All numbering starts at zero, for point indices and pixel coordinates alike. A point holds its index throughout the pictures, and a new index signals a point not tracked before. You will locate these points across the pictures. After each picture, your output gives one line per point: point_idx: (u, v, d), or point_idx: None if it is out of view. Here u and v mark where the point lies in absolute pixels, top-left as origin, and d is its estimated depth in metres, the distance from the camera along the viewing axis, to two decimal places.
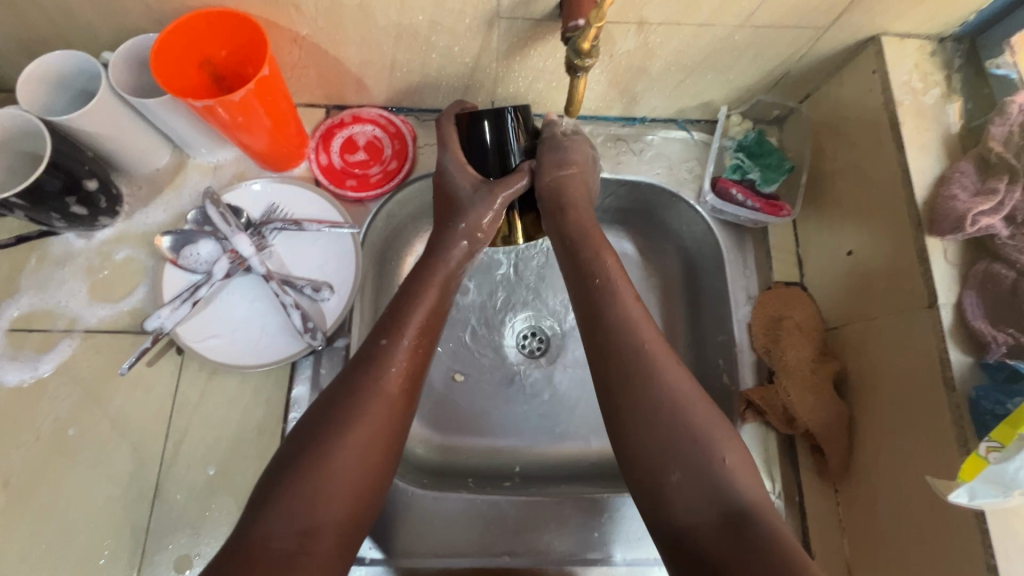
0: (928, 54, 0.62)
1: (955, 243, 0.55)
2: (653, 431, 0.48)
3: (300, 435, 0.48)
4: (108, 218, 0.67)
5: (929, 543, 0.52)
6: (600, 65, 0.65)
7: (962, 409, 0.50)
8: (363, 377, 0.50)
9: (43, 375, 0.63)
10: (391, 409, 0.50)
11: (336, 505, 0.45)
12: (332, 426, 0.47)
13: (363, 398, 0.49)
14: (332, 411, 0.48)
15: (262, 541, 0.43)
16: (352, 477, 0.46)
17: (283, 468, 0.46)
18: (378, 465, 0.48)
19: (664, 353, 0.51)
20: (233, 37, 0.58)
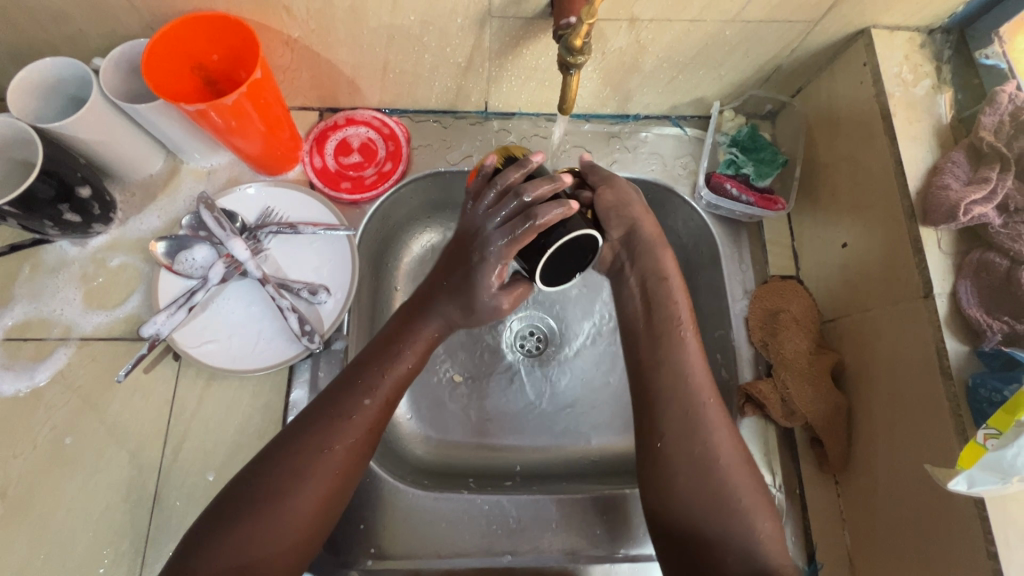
0: (918, 45, 0.63)
1: (948, 233, 0.55)
2: (699, 484, 0.51)
3: (252, 477, 0.49)
4: (102, 224, 0.67)
5: (927, 543, 0.52)
6: (592, 63, 0.65)
7: (959, 398, 0.51)
8: (324, 426, 0.50)
9: (40, 384, 0.62)
10: (344, 467, 0.50)
11: (269, 558, 0.47)
12: (283, 479, 0.48)
13: (316, 456, 0.49)
14: (288, 458, 0.49)
15: None
16: (294, 532, 0.48)
17: (232, 509, 0.47)
18: (320, 518, 0.49)
19: (722, 415, 0.53)
20: (224, 41, 0.58)
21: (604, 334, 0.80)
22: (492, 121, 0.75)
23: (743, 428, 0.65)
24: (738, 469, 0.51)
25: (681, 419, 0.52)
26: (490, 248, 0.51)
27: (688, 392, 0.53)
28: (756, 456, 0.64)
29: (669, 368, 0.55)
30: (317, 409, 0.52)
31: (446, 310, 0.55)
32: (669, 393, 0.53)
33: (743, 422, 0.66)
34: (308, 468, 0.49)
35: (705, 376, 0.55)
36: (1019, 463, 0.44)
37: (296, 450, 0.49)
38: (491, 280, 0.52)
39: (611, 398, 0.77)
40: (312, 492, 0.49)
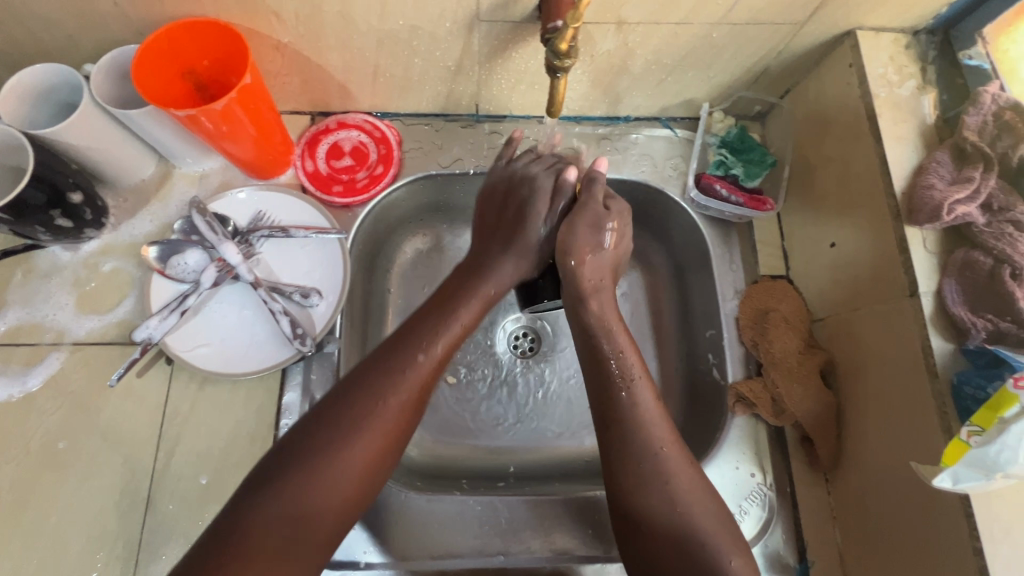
0: (903, 46, 0.63)
1: (933, 232, 0.56)
2: (662, 533, 0.49)
3: (306, 428, 0.48)
4: (94, 230, 0.67)
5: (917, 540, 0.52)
6: (581, 66, 0.66)
7: (944, 396, 0.51)
8: (381, 379, 0.51)
9: (33, 389, 0.62)
10: (399, 423, 0.50)
11: (325, 510, 0.46)
12: (338, 432, 0.48)
13: (371, 411, 0.49)
14: (341, 412, 0.49)
15: (258, 530, 0.43)
16: (348, 487, 0.47)
17: (286, 458, 0.46)
18: (375, 471, 0.49)
19: (682, 460, 0.52)
20: (214, 46, 0.58)
21: None
22: (483, 124, 0.76)
23: (734, 428, 0.66)
24: (703, 510, 0.50)
25: (637, 469, 0.51)
26: (535, 188, 0.62)
27: (641, 437, 0.52)
28: (747, 455, 0.65)
29: (624, 412, 0.54)
30: (371, 364, 0.52)
31: (506, 260, 0.61)
32: (626, 440, 0.52)
33: (734, 421, 0.66)
34: (363, 422, 0.48)
35: (660, 418, 0.54)
36: (1002, 459, 0.45)
37: (349, 405, 0.49)
38: (541, 208, 0.61)
39: None
40: (368, 446, 0.48)
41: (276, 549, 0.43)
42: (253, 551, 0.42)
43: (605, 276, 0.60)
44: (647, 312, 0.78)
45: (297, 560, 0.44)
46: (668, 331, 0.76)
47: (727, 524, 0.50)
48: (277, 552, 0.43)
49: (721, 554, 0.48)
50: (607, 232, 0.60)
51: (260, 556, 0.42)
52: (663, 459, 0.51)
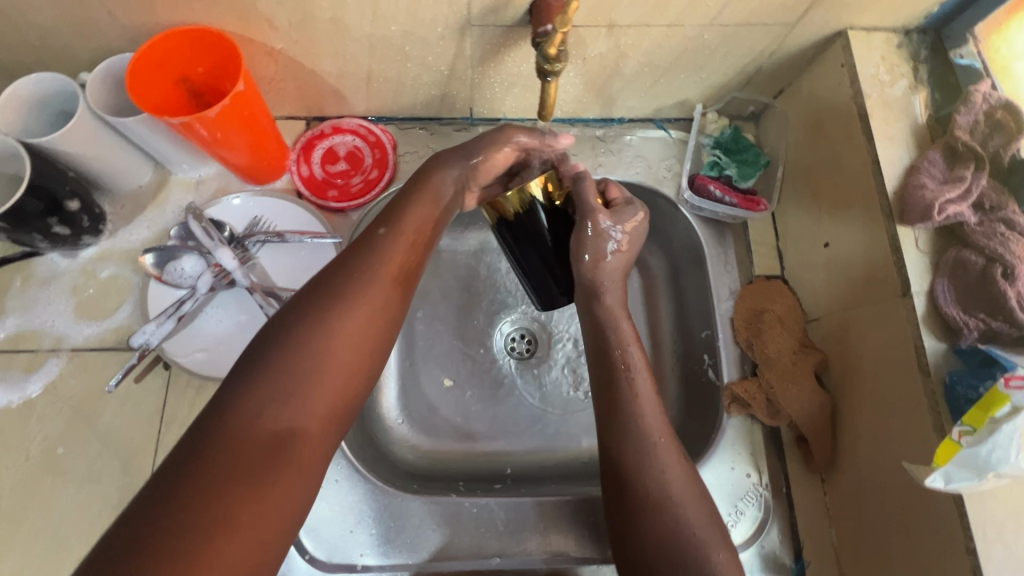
0: (894, 46, 0.63)
1: (926, 231, 0.56)
2: (646, 519, 0.50)
3: (279, 325, 0.45)
4: (92, 237, 0.67)
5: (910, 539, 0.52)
6: (573, 69, 0.66)
7: (937, 395, 0.51)
8: (354, 272, 0.48)
9: (32, 396, 0.63)
10: (384, 314, 0.47)
11: (318, 409, 0.42)
12: (316, 324, 0.44)
13: (349, 300, 0.46)
14: (317, 306, 0.45)
15: (251, 423, 0.40)
16: (337, 378, 0.44)
17: (263, 352, 0.43)
18: (363, 364, 0.46)
19: (675, 452, 0.53)
20: (208, 54, 0.59)
21: None
22: (477, 127, 0.76)
23: (729, 428, 0.66)
24: (692, 502, 0.50)
25: (631, 460, 0.52)
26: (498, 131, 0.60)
27: (638, 429, 0.53)
28: (742, 455, 0.65)
29: (625, 405, 0.54)
30: (343, 259, 0.49)
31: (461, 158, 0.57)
32: (625, 424, 0.53)
33: (729, 422, 0.66)
34: (342, 313, 0.45)
35: (658, 411, 0.55)
36: (993, 458, 0.45)
37: (325, 298, 0.46)
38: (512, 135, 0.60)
39: None
40: (354, 333, 0.45)
41: (268, 442, 0.40)
42: (243, 447, 0.39)
43: (616, 278, 0.59)
44: (643, 313, 0.78)
45: (295, 457, 0.40)
46: (664, 332, 0.76)
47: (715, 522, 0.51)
48: (270, 447, 0.40)
49: (708, 548, 0.48)
50: (618, 238, 0.58)
51: (250, 451, 0.39)
52: (655, 452, 0.52)
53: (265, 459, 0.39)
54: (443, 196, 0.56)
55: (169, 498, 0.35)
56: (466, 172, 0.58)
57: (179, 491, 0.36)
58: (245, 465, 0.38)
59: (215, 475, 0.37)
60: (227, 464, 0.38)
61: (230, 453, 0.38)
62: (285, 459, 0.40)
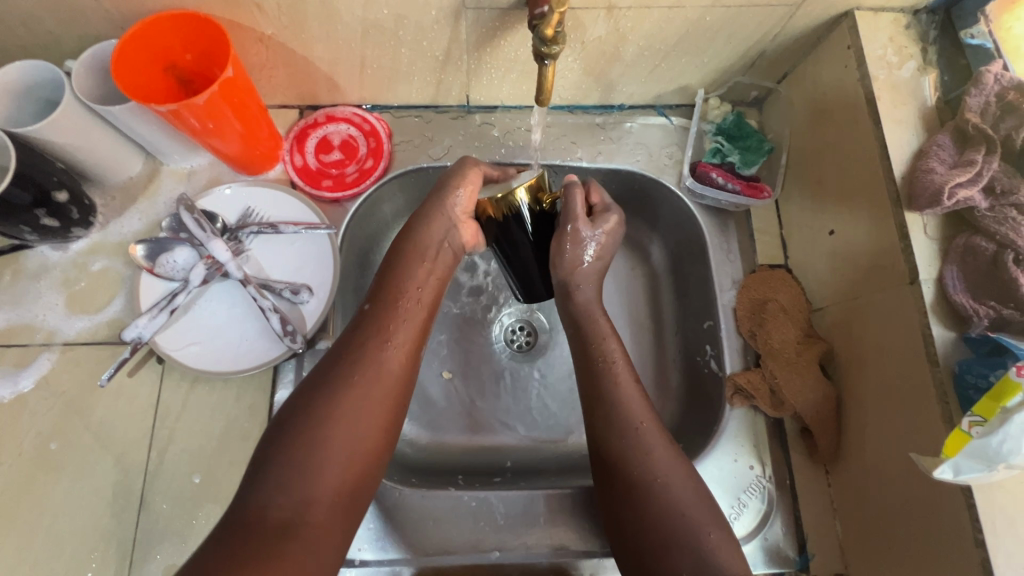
0: (902, 27, 0.61)
1: (934, 218, 0.55)
2: (637, 492, 0.50)
3: (292, 409, 0.49)
4: (82, 229, 0.66)
5: (918, 537, 0.51)
6: (571, 54, 0.64)
7: (946, 385, 0.50)
8: (355, 354, 0.51)
9: (24, 390, 0.62)
10: (387, 393, 0.51)
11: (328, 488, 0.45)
12: (322, 406, 0.48)
13: (355, 380, 0.50)
14: (323, 389, 0.49)
15: (263, 510, 0.43)
16: (345, 459, 0.47)
17: (275, 438, 0.47)
18: (374, 442, 0.49)
19: (658, 433, 0.53)
20: (196, 40, 0.57)
21: None
22: (473, 115, 0.75)
23: (732, 421, 0.65)
24: (679, 477, 0.51)
25: (615, 445, 0.53)
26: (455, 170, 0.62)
27: (620, 414, 0.54)
28: (746, 447, 0.64)
29: (609, 394, 0.55)
30: (346, 339, 0.53)
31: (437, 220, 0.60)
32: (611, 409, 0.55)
33: (732, 414, 0.65)
34: (345, 395, 0.49)
35: (638, 396, 0.56)
36: (1004, 450, 0.43)
37: (331, 380, 0.50)
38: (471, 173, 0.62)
39: None
40: (359, 414, 0.48)
41: (277, 530, 0.42)
42: (255, 534, 0.42)
43: (593, 279, 0.62)
44: (645, 304, 0.77)
45: (303, 542, 0.43)
46: (666, 323, 0.75)
47: (707, 501, 0.50)
48: (280, 532, 0.43)
49: (701, 526, 0.48)
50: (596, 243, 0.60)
51: (262, 538, 0.42)
52: (638, 433, 0.53)
53: (275, 544, 0.42)
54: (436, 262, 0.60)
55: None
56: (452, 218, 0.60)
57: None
58: (259, 547, 0.41)
59: (230, 562, 0.40)
60: (239, 551, 0.41)
61: (243, 539, 0.41)
62: (295, 543, 0.42)
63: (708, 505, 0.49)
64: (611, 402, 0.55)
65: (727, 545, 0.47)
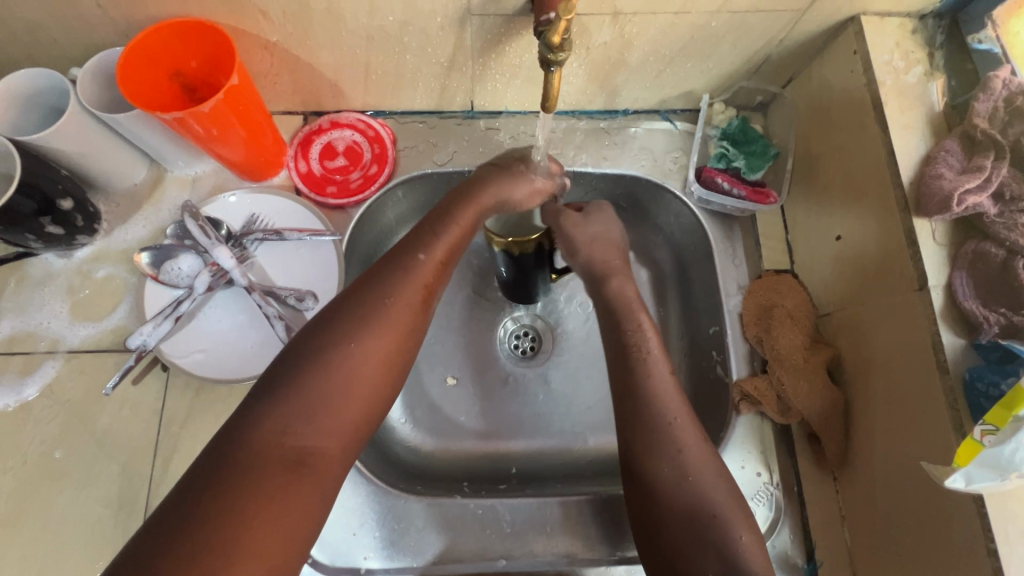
0: (908, 32, 0.61)
1: (943, 223, 0.54)
2: (668, 489, 0.51)
3: (311, 337, 0.46)
4: (86, 236, 0.66)
5: (938, 501, 0.50)
6: (576, 59, 0.64)
7: (956, 392, 0.49)
8: (386, 292, 0.48)
9: (28, 399, 0.62)
10: (412, 334, 0.49)
11: (341, 423, 0.44)
12: (348, 338, 0.46)
13: (383, 318, 0.47)
14: (347, 321, 0.46)
15: (279, 438, 0.41)
16: (361, 396, 0.45)
17: (292, 364, 0.44)
18: (387, 377, 0.47)
19: (693, 429, 0.53)
20: (201, 48, 0.57)
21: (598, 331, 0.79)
22: (478, 120, 0.75)
23: (739, 426, 0.65)
24: (710, 476, 0.51)
25: (648, 441, 0.53)
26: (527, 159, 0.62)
27: (654, 409, 0.54)
28: (752, 453, 0.64)
29: (643, 397, 0.55)
30: (374, 276, 0.50)
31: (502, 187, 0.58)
32: (646, 405, 0.54)
33: (738, 419, 0.65)
34: (372, 331, 0.46)
35: (675, 391, 0.55)
36: (1017, 459, 0.43)
37: (356, 316, 0.47)
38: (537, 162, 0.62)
39: (606, 397, 0.76)
40: (382, 353, 0.47)
41: (291, 460, 0.41)
42: (269, 463, 0.40)
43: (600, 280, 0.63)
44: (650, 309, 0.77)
45: (316, 474, 0.41)
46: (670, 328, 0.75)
47: (740, 504, 0.50)
48: (292, 460, 0.41)
49: (732, 531, 0.48)
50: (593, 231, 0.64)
51: (276, 467, 0.40)
52: (675, 431, 0.53)
53: (289, 473, 0.40)
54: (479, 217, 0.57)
55: (202, 510, 0.37)
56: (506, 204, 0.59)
57: (206, 502, 0.37)
58: (272, 473, 0.40)
59: (241, 488, 0.38)
60: (251, 478, 0.39)
61: (259, 468, 0.39)
62: (307, 474, 0.41)
63: (742, 508, 0.50)
64: (645, 393, 0.55)
65: (755, 548, 0.48)
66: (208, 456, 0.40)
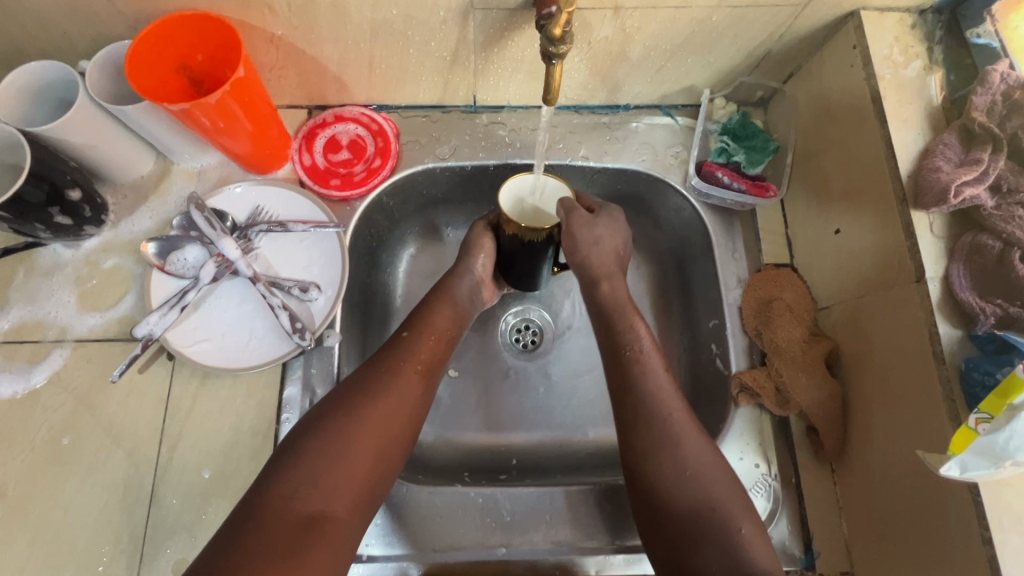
0: (908, 26, 0.62)
1: (940, 216, 0.55)
2: (671, 488, 0.52)
3: (319, 414, 0.53)
4: (94, 227, 0.67)
5: (926, 514, 0.51)
6: (578, 53, 0.65)
7: (952, 382, 0.50)
8: (383, 370, 0.56)
9: (36, 386, 0.63)
10: (413, 405, 0.55)
11: (345, 489, 0.49)
12: (354, 410, 0.52)
13: (385, 390, 0.54)
14: (349, 397, 0.53)
15: (289, 506, 0.46)
16: (363, 463, 0.50)
17: (302, 436, 0.51)
18: (392, 447, 0.53)
19: (690, 423, 0.55)
20: (207, 41, 0.58)
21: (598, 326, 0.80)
22: (480, 115, 0.75)
23: (737, 418, 0.65)
24: (710, 472, 0.52)
25: (647, 441, 0.54)
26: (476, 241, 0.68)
27: (653, 409, 0.55)
28: (750, 445, 0.64)
29: (640, 396, 0.56)
30: (373, 359, 0.58)
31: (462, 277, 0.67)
32: (645, 407, 0.56)
33: (737, 411, 0.65)
34: (374, 403, 0.53)
35: (671, 388, 0.57)
36: (1011, 447, 0.43)
37: (357, 389, 0.54)
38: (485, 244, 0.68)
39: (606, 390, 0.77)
40: (385, 423, 0.53)
41: (302, 524, 0.46)
42: (280, 525, 0.45)
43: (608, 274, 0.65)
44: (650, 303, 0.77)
45: (325, 537, 0.46)
46: None
47: (739, 494, 0.52)
48: (304, 525, 0.46)
49: (734, 525, 0.49)
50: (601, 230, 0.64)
51: (288, 530, 0.45)
52: (672, 427, 0.54)
53: (299, 537, 0.45)
54: (461, 300, 0.66)
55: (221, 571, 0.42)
56: (477, 282, 0.68)
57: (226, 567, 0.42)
58: (286, 540, 0.44)
59: (254, 551, 0.43)
60: (264, 540, 0.44)
61: (271, 532, 0.44)
62: (317, 537, 0.46)
63: (741, 497, 0.52)
64: (642, 392, 0.57)
65: (756, 537, 0.49)
66: (230, 526, 0.45)
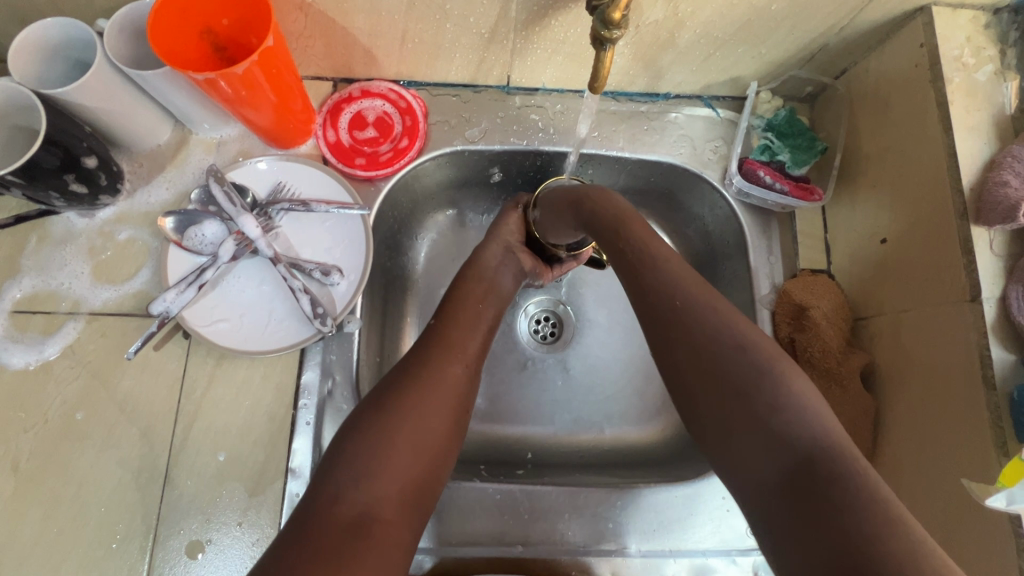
0: (981, 26, 0.58)
1: (1002, 233, 0.52)
2: (699, 366, 0.48)
3: (364, 413, 0.52)
4: (109, 196, 0.64)
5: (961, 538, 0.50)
6: (626, 38, 0.61)
7: (1002, 410, 0.48)
8: (425, 367, 0.55)
9: (49, 358, 0.61)
10: (455, 401, 0.54)
11: (392, 490, 0.48)
12: (394, 410, 0.51)
13: (431, 386, 0.53)
14: (393, 394, 0.52)
15: (335, 507, 0.46)
16: (409, 460, 0.49)
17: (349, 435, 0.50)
18: (442, 445, 0.52)
19: (717, 306, 0.50)
20: (233, 4, 0.54)
21: (621, 323, 0.78)
22: (513, 97, 0.72)
23: None
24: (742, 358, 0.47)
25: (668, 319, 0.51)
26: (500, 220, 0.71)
27: (670, 290, 0.52)
28: None
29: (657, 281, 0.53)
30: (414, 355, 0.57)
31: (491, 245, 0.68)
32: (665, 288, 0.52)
33: None
34: (417, 399, 0.52)
35: (693, 275, 0.53)
36: None
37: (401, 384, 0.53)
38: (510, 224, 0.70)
39: (624, 387, 0.76)
40: (429, 422, 0.51)
41: (351, 526, 0.45)
42: (326, 532, 0.44)
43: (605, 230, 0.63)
44: None
45: (375, 539, 0.45)
46: None
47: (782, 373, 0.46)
48: (353, 526, 0.45)
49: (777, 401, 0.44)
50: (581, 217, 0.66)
51: (333, 534, 0.44)
52: (688, 306, 0.50)
53: (351, 539, 0.44)
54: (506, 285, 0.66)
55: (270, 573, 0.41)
56: (509, 248, 0.68)
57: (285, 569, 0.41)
58: (334, 540, 0.44)
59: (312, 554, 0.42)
60: (311, 542, 0.43)
61: (322, 535, 0.43)
62: (366, 540, 0.44)
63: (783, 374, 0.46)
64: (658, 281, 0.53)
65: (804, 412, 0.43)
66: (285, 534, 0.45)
